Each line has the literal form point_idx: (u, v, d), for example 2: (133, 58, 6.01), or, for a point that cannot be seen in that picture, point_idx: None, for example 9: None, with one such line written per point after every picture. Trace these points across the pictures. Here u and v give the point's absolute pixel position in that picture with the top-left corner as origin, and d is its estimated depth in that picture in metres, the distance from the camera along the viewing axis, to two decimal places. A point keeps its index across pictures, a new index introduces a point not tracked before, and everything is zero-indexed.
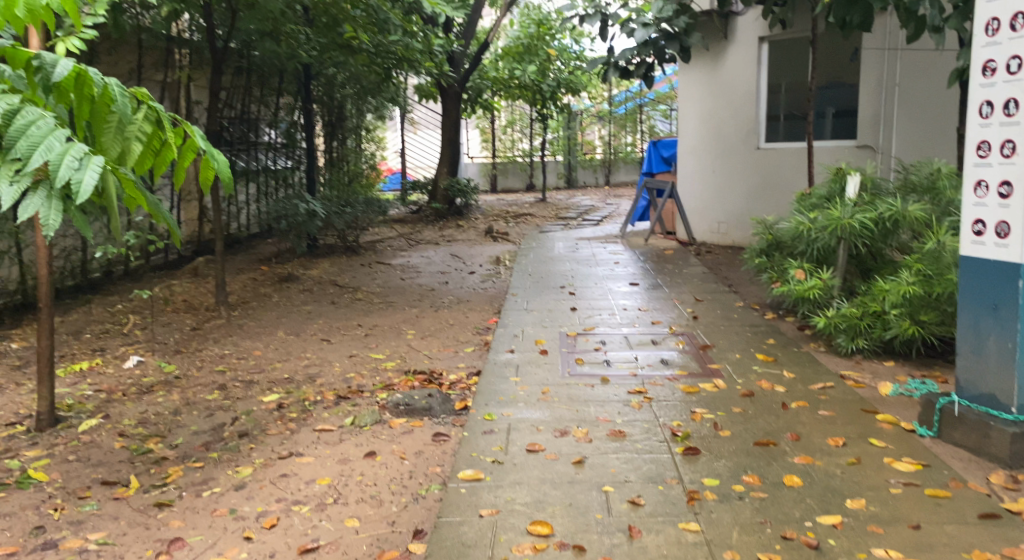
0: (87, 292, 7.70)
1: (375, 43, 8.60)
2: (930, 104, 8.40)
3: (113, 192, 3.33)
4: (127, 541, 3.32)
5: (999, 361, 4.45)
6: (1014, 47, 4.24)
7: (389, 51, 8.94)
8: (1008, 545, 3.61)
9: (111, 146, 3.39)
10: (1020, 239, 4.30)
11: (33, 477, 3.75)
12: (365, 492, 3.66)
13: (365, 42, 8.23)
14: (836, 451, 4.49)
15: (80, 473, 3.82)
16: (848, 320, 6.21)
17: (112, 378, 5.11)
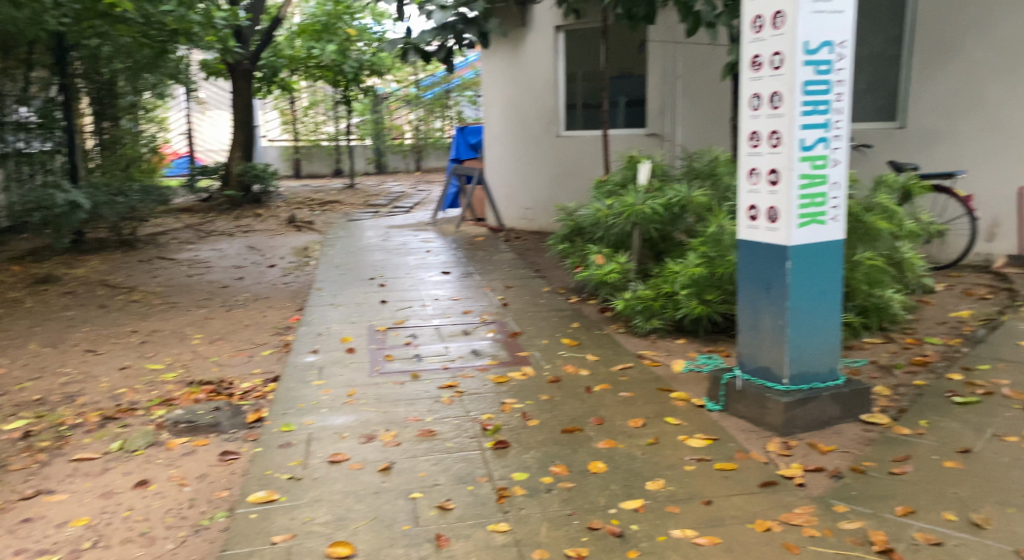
0: None
1: (143, 12, 7.88)
2: (706, 94, 8.70)
3: None
4: None
5: (773, 336, 4.72)
6: (776, 44, 4.46)
7: (160, 22, 8.23)
8: (784, 511, 3.82)
9: None
10: (786, 224, 4.56)
11: None
12: (133, 531, 3.35)
13: (129, 11, 7.53)
14: (636, 432, 4.58)
15: None
16: (644, 302, 6.42)
17: None
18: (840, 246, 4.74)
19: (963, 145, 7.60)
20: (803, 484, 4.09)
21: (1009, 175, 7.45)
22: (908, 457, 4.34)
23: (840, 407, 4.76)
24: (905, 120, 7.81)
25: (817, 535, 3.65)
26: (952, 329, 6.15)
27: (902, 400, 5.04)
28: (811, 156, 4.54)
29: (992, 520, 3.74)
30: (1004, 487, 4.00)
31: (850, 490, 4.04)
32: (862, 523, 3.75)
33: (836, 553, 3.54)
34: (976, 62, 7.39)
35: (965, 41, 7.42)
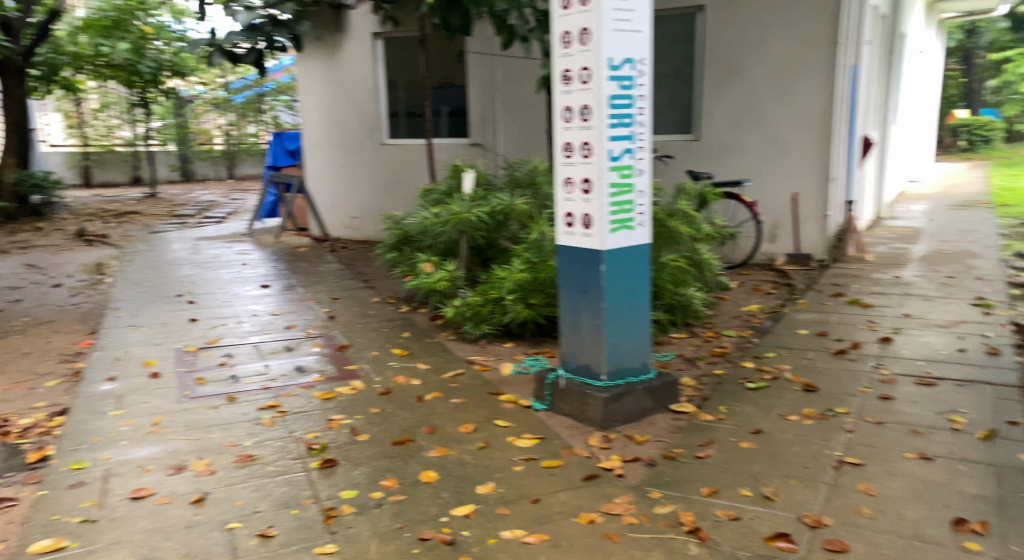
0: None
1: None
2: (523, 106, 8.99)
3: None
4: None
5: (592, 336, 4.95)
6: (584, 60, 4.67)
7: None
8: (605, 502, 4.02)
9: None
10: (599, 229, 4.79)
11: None
12: None
13: None
14: (466, 438, 4.65)
15: None
16: (473, 308, 6.47)
17: None
18: (646, 250, 5.03)
19: (747, 155, 8.51)
20: (623, 475, 4.30)
21: (784, 182, 8.44)
22: (711, 441, 4.69)
23: (652, 399, 5.06)
24: (700, 132, 8.65)
25: (635, 522, 3.86)
26: (745, 321, 6.82)
27: (704, 389, 5.44)
28: (619, 166, 4.79)
29: (780, 492, 4.12)
30: (789, 461, 4.42)
31: (663, 476, 4.30)
32: (673, 506, 4.01)
33: (652, 538, 3.77)
34: (754, 81, 8.30)
35: (743, 63, 8.32)
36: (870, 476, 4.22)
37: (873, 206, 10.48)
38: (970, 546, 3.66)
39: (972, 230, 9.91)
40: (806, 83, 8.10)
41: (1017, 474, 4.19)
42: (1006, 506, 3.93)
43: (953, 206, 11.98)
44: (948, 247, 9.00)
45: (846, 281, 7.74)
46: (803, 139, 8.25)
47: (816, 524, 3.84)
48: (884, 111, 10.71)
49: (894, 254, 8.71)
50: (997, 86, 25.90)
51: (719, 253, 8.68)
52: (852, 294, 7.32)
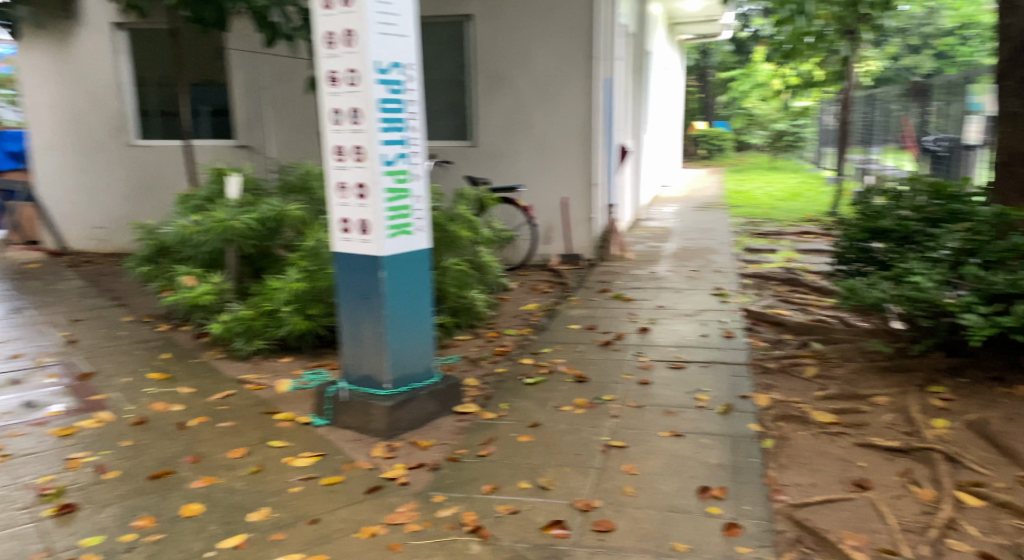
0: None
1: None
2: (292, 108, 8.65)
3: None
4: None
5: (374, 343, 4.76)
6: (351, 62, 4.47)
7: None
8: (388, 513, 3.97)
9: None
10: (377, 235, 4.60)
11: None
12: None
13: None
14: (237, 463, 4.39)
15: None
16: (244, 323, 6.01)
17: None
18: (427, 254, 4.91)
19: (520, 161, 8.69)
20: (407, 483, 4.25)
21: (555, 187, 8.70)
22: (492, 438, 4.68)
23: (436, 403, 4.97)
24: (475, 139, 8.73)
25: (417, 529, 3.83)
26: (524, 319, 6.94)
27: (487, 388, 5.44)
28: (393, 171, 4.63)
29: (555, 481, 4.18)
30: (562, 451, 4.50)
31: (447, 478, 4.27)
32: (455, 508, 4.00)
33: (435, 543, 3.74)
34: (523, 91, 8.48)
35: (511, 73, 8.48)
36: (631, 456, 4.40)
37: (629, 209, 11.10)
38: (711, 510, 3.87)
39: (712, 228, 10.78)
40: (570, 93, 8.39)
41: (749, 442, 4.50)
42: (739, 470, 4.21)
43: (696, 207, 12.99)
44: (694, 244, 9.71)
45: (612, 278, 8.12)
46: (571, 147, 8.54)
47: (586, 508, 3.92)
48: (636, 122, 11.37)
49: (649, 252, 9.29)
50: (727, 100, 28.82)
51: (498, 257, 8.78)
52: (617, 289, 7.70)
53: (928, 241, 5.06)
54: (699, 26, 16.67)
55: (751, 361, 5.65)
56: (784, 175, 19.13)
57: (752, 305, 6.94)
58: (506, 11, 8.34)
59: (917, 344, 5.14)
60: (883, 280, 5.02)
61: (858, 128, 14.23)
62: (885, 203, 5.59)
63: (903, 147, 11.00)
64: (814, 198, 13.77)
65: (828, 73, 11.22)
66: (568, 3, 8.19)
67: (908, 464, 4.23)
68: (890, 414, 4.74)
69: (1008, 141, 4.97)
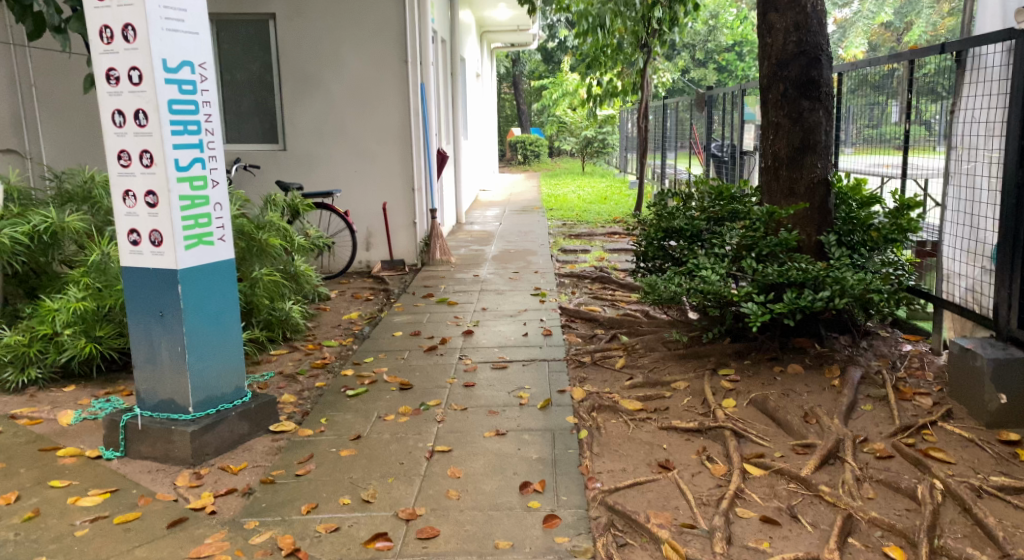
0: None
1: None
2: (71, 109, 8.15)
3: None
4: None
5: (173, 364, 4.45)
6: (131, 59, 4.15)
7: None
8: (194, 546, 3.71)
9: None
10: (172, 246, 4.29)
11: None
12: None
13: None
14: (8, 511, 3.99)
15: None
16: (14, 351, 5.47)
17: None
18: (233, 264, 4.64)
19: (335, 166, 8.46)
20: (214, 511, 3.99)
21: (372, 192, 8.53)
22: (310, 456, 4.49)
23: (248, 425, 4.71)
24: (286, 142, 8.40)
25: None
26: (345, 329, 6.74)
27: (305, 404, 5.23)
28: (188, 177, 4.33)
29: (378, 493, 4.07)
30: (385, 461, 4.39)
31: (259, 503, 4.04)
32: (271, 532, 3.80)
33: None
34: (333, 93, 8.26)
35: (320, 75, 8.24)
36: (455, 459, 4.36)
37: (451, 213, 11.11)
38: (532, 505, 3.90)
39: (530, 231, 11.01)
40: (384, 96, 8.26)
41: (566, 434, 4.59)
42: (558, 463, 4.27)
43: (515, 211, 13.22)
44: (514, 246, 9.86)
45: (435, 283, 8.06)
46: (386, 150, 8.41)
47: (410, 517, 3.83)
48: (452, 127, 11.38)
49: (471, 255, 9.34)
50: (540, 108, 29.63)
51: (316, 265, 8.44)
52: (440, 293, 7.66)
53: (713, 238, 5.38)
54: (510, 35, 17.02)
55: (568, 357, 5.77)
56: (594, 180, 19.97)
57: (569, 303, 7.12)
58: (311, 11, 8.08)
59: (708, 332, 5.40)
60: (678, 275, 5.28)
61: (655, 135, 15.05)
62: (676, 205, 5.84)
63: (693, 152, 11.71)
64: (623, 201, 14.38)
65: (625, 83, 11.71)
66: (376, 4, 8.06)
67: (704, 443, 4.46)
68: (689, 397, 4.99)
69: (773, 146, 5.31)
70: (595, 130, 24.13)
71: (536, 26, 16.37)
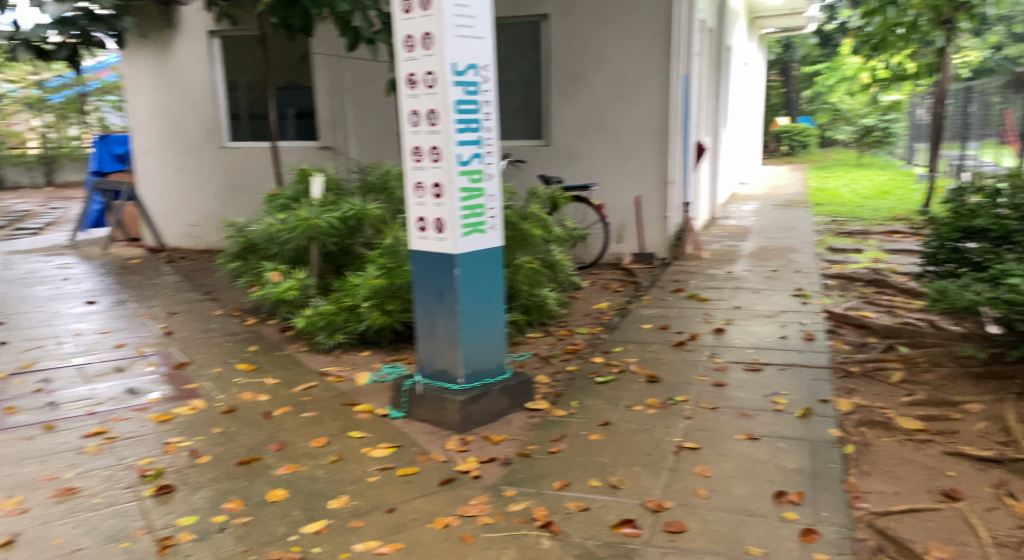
0: None
1: None
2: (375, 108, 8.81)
3: None
4: None
5: (448, 339, 4.90)
6: (428, 64, 4.60)
7: None
8: (461, 505, 4.09)
9: None
10: (452, 233, 4.73)
11: None
12: None
13: None
14: (319, 452, 4.64)
15: None
16: (326, 317, 6.26)
17: None
18: (500, 251, 5.02)
19: (594, 159, 8.74)
20: (479, 476, 4.37)
21: (629, 184, 8.71)
22: (563, 436, 4.76)
23: (508, 399, 5.08)
24: (549, 137, 8.83)
25: (489, 522, 3.94)
26: (595, 318, 6.96)
27: (557, 385, 5.52)
28: (468, 170, 4.75)
29: (626, 480, 4.23)
30: (633, 450, 4.55)
31: (518, 474, 4.37)
32: (527, 503, 4.09)
33: (506, 536, 3.85)
34: (597, 89, 8.53)
35: (587, 72, 8.54)
36: (705, 458, 4.42)
37: (706, 207, 11.04)
38: (788, 516, 3.87)
39: (793, 227, 10.64)
40: (647, 90, 8.39)
41: (829, 447, 4.47)
42: (819, 476, 4.19)
43: (776, 205, 12.83)
44: (773, 243, 9.60)
45: (686, 278, 8.09)
46: (642, 145, 8.55)
47: (657, 508, 3.96)
48: (714, 118, 11.27)
49: (725, 251, 9.22)
50: (813, 95, 28.30)
51: (571, 255, 8.79)
52: (690, 289, 7.67)
53: None
54: (785, 19, 16.41)
55: (834, 365, 5.59)
56: (874, 172, 18.72)
57: (836, 307, 6.85)
58: (581, 10, 8.40)
59: (1014, 349, 4.99)
60: (979, 282, 4.90)
61: (954, 122, 13.85)
62: (981, 201, 5.47)
63: (1003, 142, 10.66)
64: (906, 196, 13.39)
65: (921, 65, 10.95)
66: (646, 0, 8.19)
67: (1001, 475, 4.15)
68: (984, 422, 4.64)
69: None
70: (877, 117, 23.02)
71: (814, 8, 15.63)
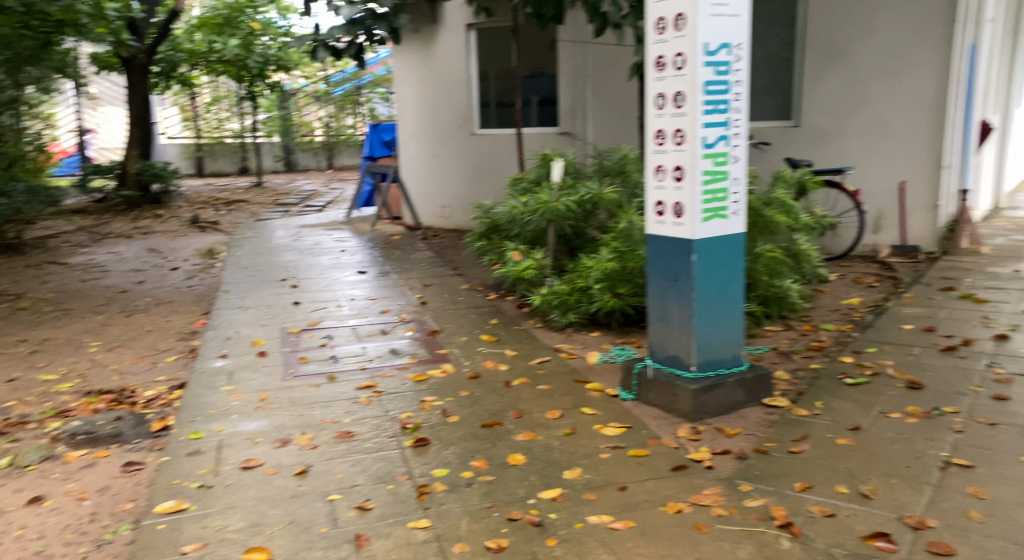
0: None
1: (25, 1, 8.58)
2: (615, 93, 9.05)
3: None
4: None
5: (681, 326, 4.83)
6: (678, 45, 4.55)
7: (44, 11, 8.87)
8: (693, 493, 4.03)
9: None
10: (691, 218, 4.65)
11: None
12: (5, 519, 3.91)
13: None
14: (554, 424, 4.77)
15: None
16: (560, 297, 6.49)
17: None
18: (742, 239, 4.87)
19: (851, 141, 8.29)
20: (712, 467, 4.28)
21: (892, 169, 8.17)
22: (805, 436, 4.56)
23: (743, 392, 4.93)
24: (799, 118, 8.50)
25: (724, 515, 3.86)
26: (844, 314, 6.61)
27: (799, 384, 5.29)
28: (713, 153, 4.64)
29: (880, 491, 3.99)
30: (889, 459, 4.27)
31: (754, 469, 4.24)
32: (763, 500, 3.96)
33: (742, 530, 3.75)
34: (860, 66, 8.08)
35: (849, 48, 8.11)
36: (978, 478, 4.04)
37: (988, 196, 10.07)
38: None
39: None
40: (919, 66, 7.81)
41: None
42: None
43: None
44: None
45: (958, 275, 7.41)
46: (909, 127, 7.99)
47: (919, 526, 3.70)
48: (1004, 96, 10.23)
49: (1010, 247, 8.34)
50: None
51: (818, 244, 8.45)
52: (964, 289, 7.02)
53: None
54: None
55: None
56: None
57: None
58: None
59: None
60: None
61: None
62: None
63: None
64: None
65: None
66: None
67: None
68: None
69: None
70: None
71: None
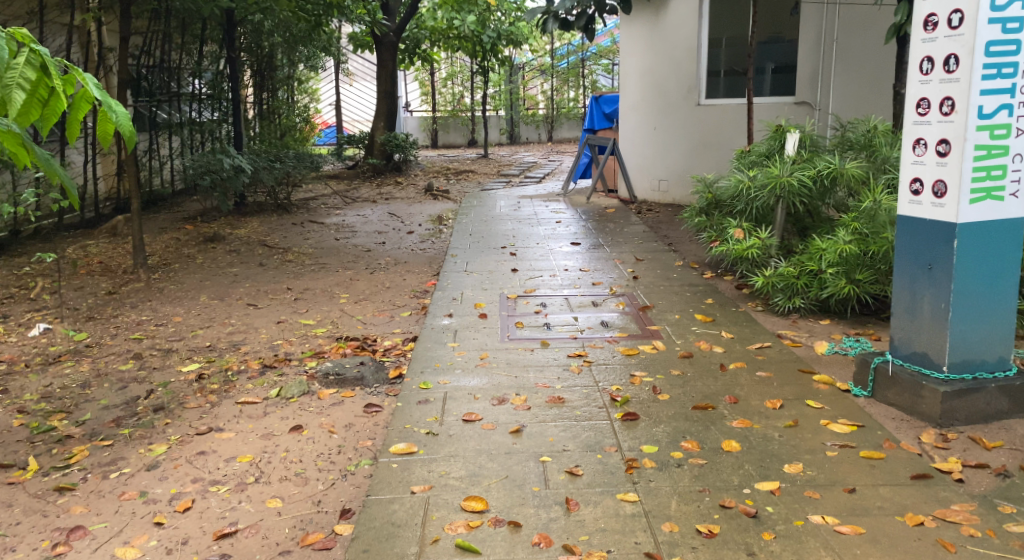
0: (35, 240, 8.67)
1: None
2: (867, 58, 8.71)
3: (16, 103, 2.88)
4: (22, 532, 3.63)
5: (932, 320, 4.40)
6: (956, 1, 4.09)
7: None
8: (939, 507, 3.67)
9: (27, 70, 2.93)
10: (956, 199, 4.21)
11: (23, 470, 4.11)
12: (264, 443, 4.30)
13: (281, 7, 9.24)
14: (774, 413, 4.53)
15: (6, 446, 4.36)
16: (786, 279, 6.17)
17: (28, 356, 5.53)
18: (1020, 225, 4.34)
19: None
20: (962, 480, 3.87)
21: None
22: None
23: (1009, 401, 4.41)
24: None
25: (978, 536, 3.48)
26: None
27: None
28: (990, 125, 4.15)
29: None
30: None
31: (1018, 490, 3.79)
32: None
33: (999, 556, 3.37)
34: None
35: None
36: None
37: None
38: None
39: None
40: None
41: None
42: None
43: None
44: None
45: None
46: None
47: None
48: None
49: None
50: None
51: None
52: None
53: None
54: None
55: None
56: None
57: None
58: None
59: None
60: None
61: None
62: None
63: None
64: None
65: None
66: None
67: None
68: None
69: None
70: None
71: None
